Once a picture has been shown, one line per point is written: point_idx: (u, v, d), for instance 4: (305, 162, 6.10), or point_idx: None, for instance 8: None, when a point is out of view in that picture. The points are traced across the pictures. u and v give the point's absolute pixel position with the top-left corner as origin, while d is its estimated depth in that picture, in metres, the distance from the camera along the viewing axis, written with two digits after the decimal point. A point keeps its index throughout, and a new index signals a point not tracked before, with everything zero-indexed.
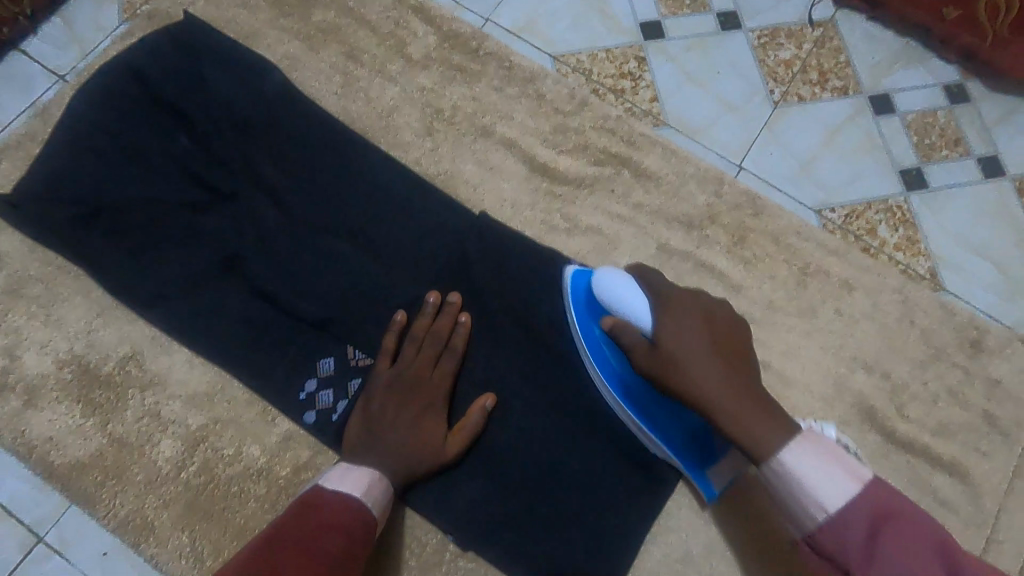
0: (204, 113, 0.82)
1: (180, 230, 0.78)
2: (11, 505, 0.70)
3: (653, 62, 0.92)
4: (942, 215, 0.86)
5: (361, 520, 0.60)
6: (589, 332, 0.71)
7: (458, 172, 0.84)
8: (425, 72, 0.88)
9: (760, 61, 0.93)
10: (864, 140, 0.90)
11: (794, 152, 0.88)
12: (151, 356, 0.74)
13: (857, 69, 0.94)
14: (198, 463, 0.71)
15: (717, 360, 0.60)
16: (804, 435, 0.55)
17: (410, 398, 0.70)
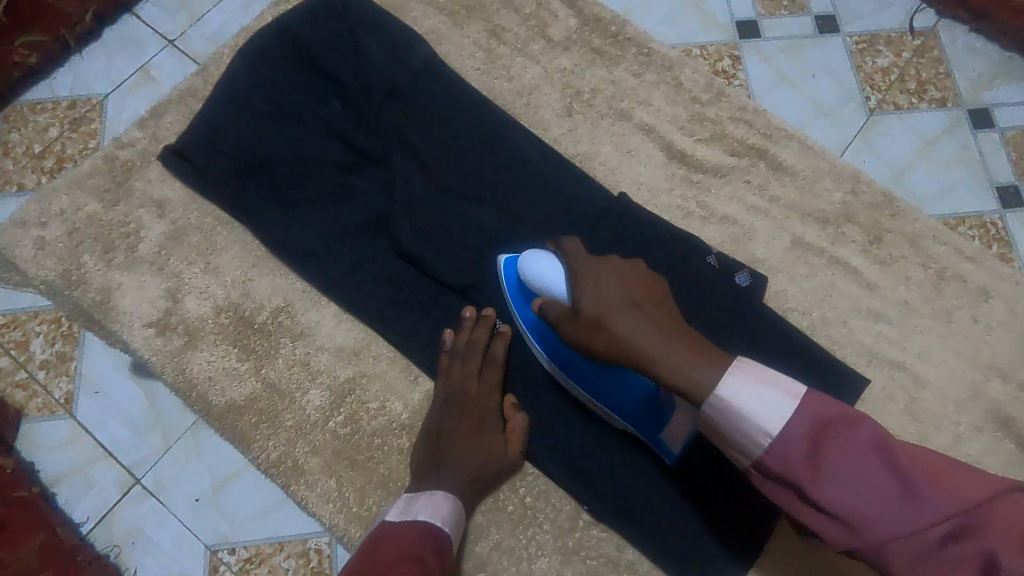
0: (356, 78, 0.84)
1: (331, 190, 0.81)
2: (112, 446, 0.78)
3: (749, 60, 0.96)
4: None
5: (435, 541, 0.61)
6: (523, 315, 0.72)
7: (595, 154, 0.85)
8: (565, 54, 0.90)
9: (858, 66, 0.96)
10: (961, 153, 0.93)
11: (890, 160, 0.92)
12: (302, 309, 0.78)
13: (957, 81, 0.96)
14: (345, 413, 0.74)
15: (637, 311, 0.61)
16: (737, 365, 0.54)
17: (464, 413, 0.71)
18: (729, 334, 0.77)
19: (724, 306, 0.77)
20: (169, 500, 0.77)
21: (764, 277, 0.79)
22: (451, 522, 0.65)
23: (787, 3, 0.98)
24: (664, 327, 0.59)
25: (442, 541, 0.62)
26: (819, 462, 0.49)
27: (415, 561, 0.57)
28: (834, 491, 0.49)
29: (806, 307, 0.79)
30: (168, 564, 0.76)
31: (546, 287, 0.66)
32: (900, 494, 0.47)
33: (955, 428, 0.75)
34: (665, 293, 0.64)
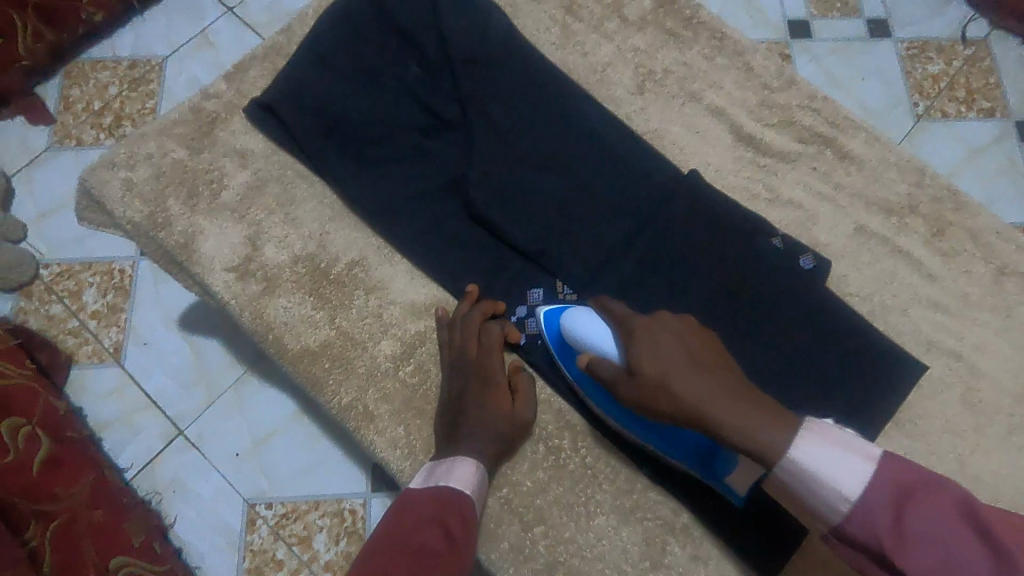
0: (437, 44, 0.86)
1: (409, 152, 0.83)
2: (161, 402, 1.07)
3: (806, 54, 1.16)
4: None
5: (455, 509, 0.64)
6: (569, 365, 0.73)
7: (665, 132, 0.87)
8: (639, 34, 0.91)
9: (908, 72, 1.14)
10: (1009, 162, 1.08)
11: (941, 164, 1.09)
12: (377, 264, 0.80)
13: (1008, 92, 1.12)
14: (414, 365, 0.76)
15: (698, 371, 0.61)
16: (807, 430, 0.56)
17: (466, 382, 0.72)
18: (792, 314, 0.78)
19: (789, 287, 0.79)
20: (212, 455, 1.05)
21: (828, 261, 0.80)
22: (472, 487, 0.67)
23: (840, 7, 1.18)
24: (727, 386, 0.60)
25: (464, 509, 0.65)
26: (903, 525, 0.51)
27: (433, 533, 0.61)
28: (921, 559, 0.50)
29: (867, 293, 0.81)
30: (204, 509, 1.03)
31: (596, 344, 0.68)
32: (988, 559, 0.49)
33: (1010, 420, 0.76)
34: (718, 349, 0.65)
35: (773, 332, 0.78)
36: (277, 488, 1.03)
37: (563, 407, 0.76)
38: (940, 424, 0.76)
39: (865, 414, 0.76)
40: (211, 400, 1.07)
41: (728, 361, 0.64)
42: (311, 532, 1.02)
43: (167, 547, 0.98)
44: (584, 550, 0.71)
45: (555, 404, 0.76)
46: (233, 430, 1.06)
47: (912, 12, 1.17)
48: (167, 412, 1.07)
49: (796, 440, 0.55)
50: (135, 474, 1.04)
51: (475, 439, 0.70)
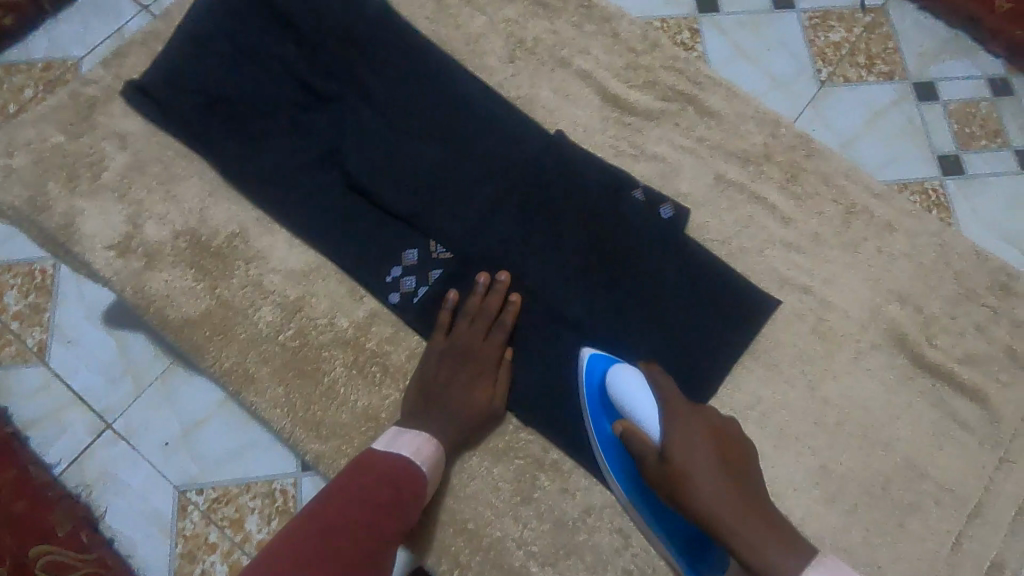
0: (310, 23, 0.89)
1: (286, 127, 0.86)
2: (89, 397, 0.99)
3: (715, 31, 1.09)
4: (973, 199, 1.01)
5: (409, 483, 0.67)
6: (598, 427, 0.75)
7: (536, 97, 0.91)
8: (510, 5, 0.95)
9: (810, 42, 1.08)
10: (907, 124, 1.05)
11: (842, 130, 1.04)
12: (257, 235, 0.83)
13: (904, 58, 1.08)
14: (294, 329, 0.79)
15: (727, 476, 0.65)
16: (820, 561, 0.59)
17: (463, 362, 0.77)
18: (654, 262, 0.83)
19: (649, 235, 0.83)
20: (139, 441, 0.97)
21: (687, 210, 0.85)
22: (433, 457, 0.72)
23: None
24: (749, 498, 0.65)
25: (417, 485, 0.68)
26: None
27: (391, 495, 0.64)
28: None
29: (726, 237, 0.86)
30: (136, 500, 0.96)
31: (637, 413, 0.70)
32: None
33: (857, 346, 0.82)
34: (750, 458, 0.69)
35: (637, 279, 0.82)
36: (207, 475, 0.97)
37: None
38: (793, 354, 0.82)
39: (721, 348, 0.81)
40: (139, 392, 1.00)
41: (754, 465, 0.69)
42: (241, 511, 0.95)
43: (95, 537, 0.94)
44: (458, 489, 0.76)
45: None
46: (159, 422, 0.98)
47: None
48: (94, 407, 0.99)
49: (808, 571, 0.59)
50: (64, 469, 0.97)
51: (444, 417, 0.74)
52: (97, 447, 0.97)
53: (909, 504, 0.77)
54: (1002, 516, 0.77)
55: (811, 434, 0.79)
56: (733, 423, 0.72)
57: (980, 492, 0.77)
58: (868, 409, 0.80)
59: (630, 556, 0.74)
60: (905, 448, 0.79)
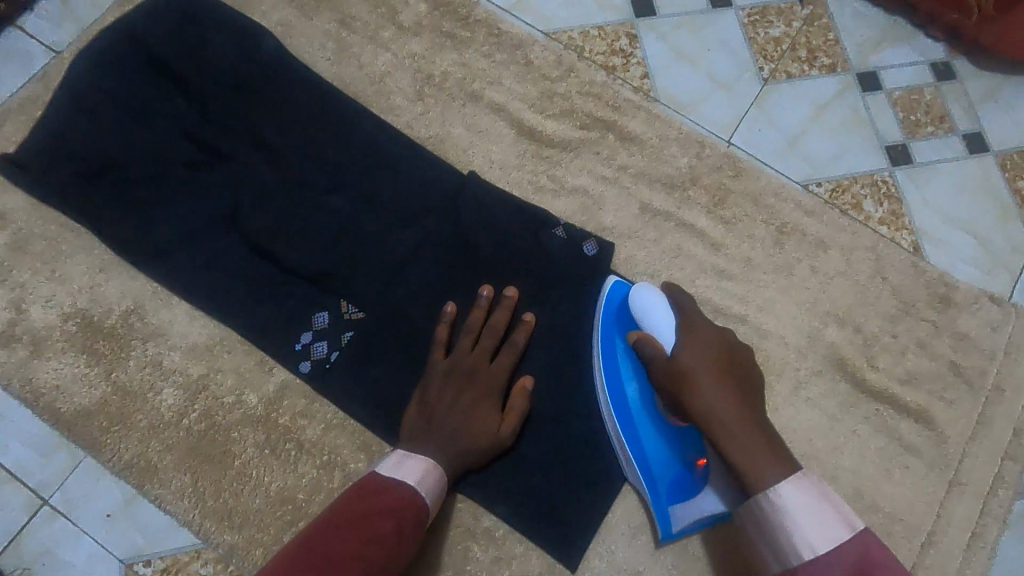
0: (198, 76, 0.83)
1: (177, 190, 0.80)
2: (16, 467, 0.73)
3: (644, 39, 0.94)
4: (926, 189, 0.90)
5: (415, 514, 0.61)
6: (609, 342, 0.73)
7: (447, 135, 0.87)
8: (415, 39, 0.91)
9: (750, 39, 0.95)
10: (853, 117, 0.93)
11: (783, 128, 0.91)
12: (153, 310, 0.77)
13: (846, 47, 0.96)
14: (199, 411, 0.74)
15: (728, 386, 0.62)
16: (804, 476, 0.55)
17: (465, 386, 0.71)
18: (578, 305, 0.79)
19: (572, 276, 0.79)
20: (79, 518, 0.72)
21: (611, 245, 0.81)
22: (436, 493, 0.66)
23: None
24: (749, 411, 0.61)
25: (422, 515, 0.62)
26: None
27: (393, 526, 0.57)
28: None
29: (655, 269, 0.82)
30: None
31: (654, 329, 0.68)
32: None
33: (797, 375, 0.79)
34: (757, 384, 0.65)
35: (562, 323, 0.78)
36: (154, 543, 0.71)
37: (358, 428, 0.75)
38: None
39: None
40: (76, 461, 0.73)
41: (758, 385, 0.65)
42: None
43: None
44: None
45: (350, 426, 0.75)
46: (98, 493, 0.73)
47: None
48: (26, 481, 0.73)
49: (783, 481, 0.55)
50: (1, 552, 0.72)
51: (436, 445, 0.68)
52: (33, 528, 0.72)
53: None
54: (955, 542, 0.74)
55: None
56: (749, 351, 0.68)
57: (932, 518, 0.74)
58: (812, 441, 0.76)
59: None
60: (853, 479, 0.75)
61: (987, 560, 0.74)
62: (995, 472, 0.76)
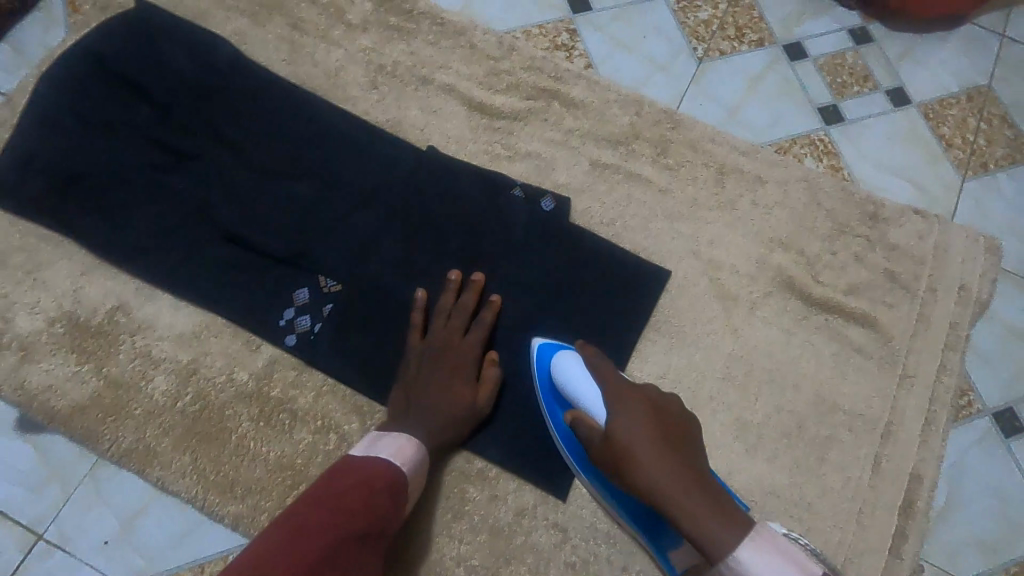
0: (159, 83, 0.87)
1: (150, 190, 0.84)
2: (9, 508, 0.75)
3: (584, 33, 1.02)
4: (858, 143, 0.99)
5: (388, 484, 0.64)
6: (556, 417, 0.75)
7: (404, 118, 0.92)
8: (365, 34, 0.97)
9: (682, 24, 1.04)
10: (785, 84, 1.02)
11: (723, 102, 1.00)
12: (139, 305, 0.80)
13: (769, 22, 1.06)
14: (192, 393, 0.77)
15: (664, 452, 0.60)
16: (760, 533, 0.52)
17: (442, 362, 0.76)
18: (544, 256, 0.84)
19: (536, 232, 0.85)
20: (76, 549, 0.74)
21: (567, 200, 0.87)
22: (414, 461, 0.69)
23: None
24: (694, 473, 0.59)
25: (396, 484, 0.65)
26: None
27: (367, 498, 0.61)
28: None
29: (610, 219, 0.88)
30: None
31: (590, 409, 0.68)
32: None
33: (750, 298, 0.85)
34: (698, 443, 0.64)
35: (531, 274, 0.83)
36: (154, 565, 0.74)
37: (347, 391, 0.78)
38: (694, 317, 0.84)
39: (627, 323, 0.83)
40: (70, 491, 0.76)
41: (700, 443, 0.64)
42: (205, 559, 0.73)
43: None
44: None
45: (341, 391, 0.78)
46: (96, 521, 0.75)
47: None
48: (19, 518, 0.75)
49: (734, 541, 0.52)
50: None
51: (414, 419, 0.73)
52: (29, 565, 0.74)
53: (827, 436, 0.80)
54: (912, 432, 0.80)
55: (724, 390, 0.81)
56: (681, 404, 0.68)
57: (888, 412, 0.81)
58: (773, 355, 0.83)
59: (571, 547, 0.75)
60: (813, 385, 0.82)
61: (942, 445, 0.80)
62: (940, 364, 0.83)
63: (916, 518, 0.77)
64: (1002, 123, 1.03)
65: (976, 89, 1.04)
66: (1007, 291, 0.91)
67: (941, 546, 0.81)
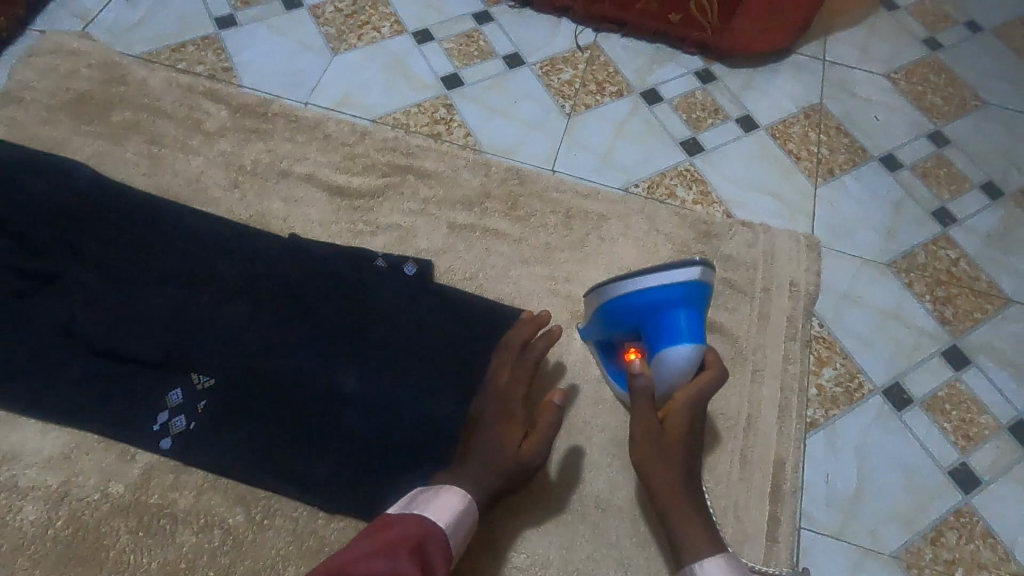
0: (14, 213, 0.90)
1: (10, 318, 0.84)
2: None
3: (461, 106, 1.13)
4: (720, 167, 1.11)
5: (415, 534, 0.62)
6: (615, 313, 0.76)
7: (266, 211, 0.97)
8: (224, 139, 1.03)
9: (548, 85, 1.17)
10: (647, 126, 1.15)
11: (595, 148, 1.11)
12: (2, 437, 0.79)
13: (625, 75, 1.21)
14: (65, 517, 0.75)
15: (686, 460, 0.74)
16: (730, 558, 0.66)
17: (492, 403, 0.80)
18: (415, 317, 0.88)
19: (408, 297, 0.90)
20: None
21: (428, 262, 0.93)
22: (461, 513, 0.69)
23: (478, 54, 1.20)
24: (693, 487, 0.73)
25: (425, 539, 0.62)
26: None
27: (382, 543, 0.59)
28: None
29: (472, 273, 0.95)
30: None
31: (660, 370, 0.74)
32: None
33: None
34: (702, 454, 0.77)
35: (408, 336, 0.87)
36: None
37: (230, 483, 0.78)
38: (561, 351, 0.90)
39: None
40: None
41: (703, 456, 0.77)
42: None
43: None
44: None
45: (222, 485, 0.78)
46: None
47: (535, 39, 1.24)
48: None
49: (706, 557, 0.67)
50: None
51: (467, 476, 0.73)
52: None
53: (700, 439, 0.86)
54: (770, 421, 0.88)
55: (597, 414, 0.87)
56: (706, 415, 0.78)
57: (747, 407, 0.88)
58: None
59: None
60: None
61: (798, 427, 0.88)
62: (784, 354, 0.92)
63: (786, 501, 0.83)
64: (816, 134, 1.18)
65: (810, 107, 1.21)
66: (872, 278, 1.03)
67: (865, 527, 0.84)
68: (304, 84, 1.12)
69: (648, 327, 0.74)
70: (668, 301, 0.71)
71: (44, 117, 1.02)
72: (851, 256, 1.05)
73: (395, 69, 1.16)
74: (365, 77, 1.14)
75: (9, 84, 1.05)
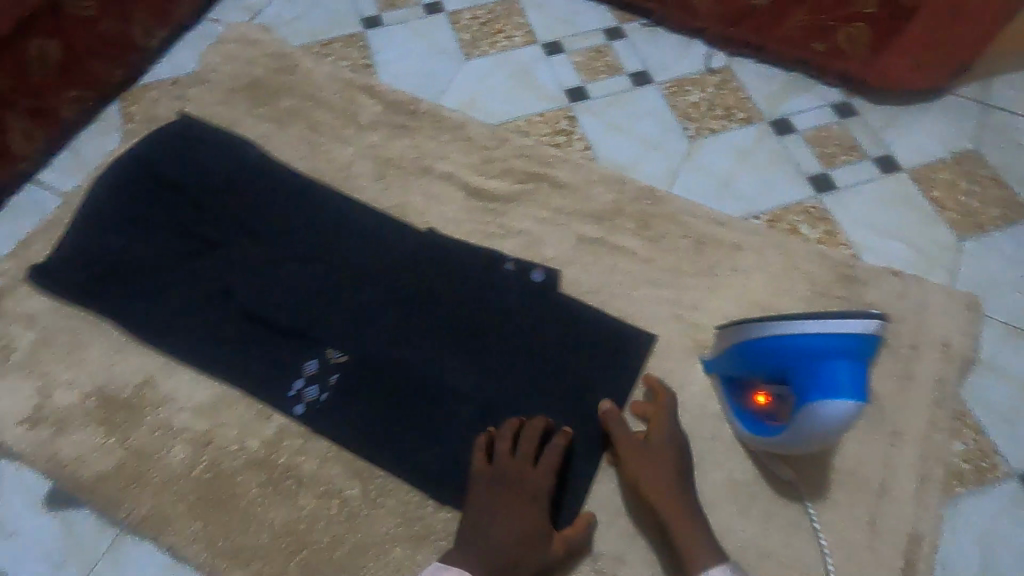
0: (194, 182, 1.00)
1: (179, 274, 0.93)
2: None
3: (582, 119, 1.13)
4: (851, 207, 1.04)
5: None
6: (772, 351, 0.73)
7: (407, 204, 1.02)
8: (375, 132, 1.09)
9: (671, 106, 1.15)
10: (773, 156, 1.09)
11: (714, 174, 1.07)
12: (163, 379, 0.88)
13: (756, 101, 1.16)
14: (207, 461, 0.82)
15: None
16: None
17: (507, 497, 0.74)
18: (536, 325, 0.90)
19: (530, 302, 0.91)
20: None
21: (555, 272, 0.94)
22: None
23: (604, 69, 1.20)
24: None
25: None
26: None
27: None
28: None
29: (596, 287, 0.95)
30: None
31: (807, 417, 0.69)
32: None
33: None
34: None
35: (529, 342, 0.88)
36: None
37: (350, 457, 0.83)
38: (680, 379, 0.88)
39: (617, 387, 0.86)
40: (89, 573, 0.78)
41: None
42: None
43: None
44: None
45: (343, 457, 0.83)
46: None
47: (663, 58, 1.21)
48: None
49: None
50: None
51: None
52: None
53: (823, 496, 0.80)
54: (906, 490, 0.80)
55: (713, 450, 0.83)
56: None
57: (880, 470, 0.81)
58: None
59: None
60: None
61: (940, 502, 0.80)
62: (928, 419, 0.84)
63: None
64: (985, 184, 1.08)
65: (963, 152, 1.10)
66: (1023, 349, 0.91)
67: None
68: (438, 85, 1.18)
69: (801, 371, 0.69)
70: (831, 351, 0.67)
71: (224, 99, 1.13)
72: (999, 320, 0.93)
73: (521, 78, 1.18)
74: (495, 83, 1.18)
75: (198, 66, 1.18)
